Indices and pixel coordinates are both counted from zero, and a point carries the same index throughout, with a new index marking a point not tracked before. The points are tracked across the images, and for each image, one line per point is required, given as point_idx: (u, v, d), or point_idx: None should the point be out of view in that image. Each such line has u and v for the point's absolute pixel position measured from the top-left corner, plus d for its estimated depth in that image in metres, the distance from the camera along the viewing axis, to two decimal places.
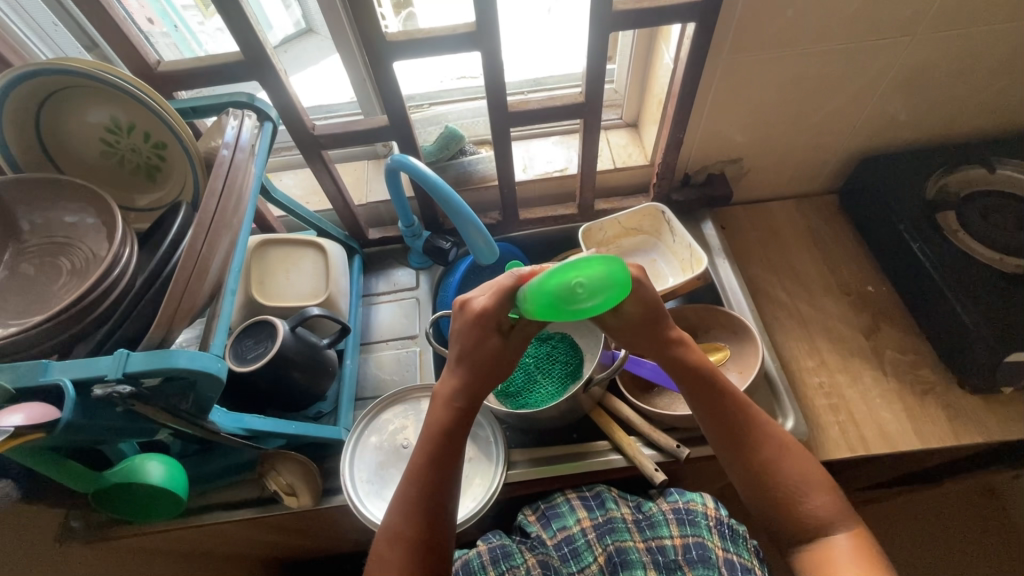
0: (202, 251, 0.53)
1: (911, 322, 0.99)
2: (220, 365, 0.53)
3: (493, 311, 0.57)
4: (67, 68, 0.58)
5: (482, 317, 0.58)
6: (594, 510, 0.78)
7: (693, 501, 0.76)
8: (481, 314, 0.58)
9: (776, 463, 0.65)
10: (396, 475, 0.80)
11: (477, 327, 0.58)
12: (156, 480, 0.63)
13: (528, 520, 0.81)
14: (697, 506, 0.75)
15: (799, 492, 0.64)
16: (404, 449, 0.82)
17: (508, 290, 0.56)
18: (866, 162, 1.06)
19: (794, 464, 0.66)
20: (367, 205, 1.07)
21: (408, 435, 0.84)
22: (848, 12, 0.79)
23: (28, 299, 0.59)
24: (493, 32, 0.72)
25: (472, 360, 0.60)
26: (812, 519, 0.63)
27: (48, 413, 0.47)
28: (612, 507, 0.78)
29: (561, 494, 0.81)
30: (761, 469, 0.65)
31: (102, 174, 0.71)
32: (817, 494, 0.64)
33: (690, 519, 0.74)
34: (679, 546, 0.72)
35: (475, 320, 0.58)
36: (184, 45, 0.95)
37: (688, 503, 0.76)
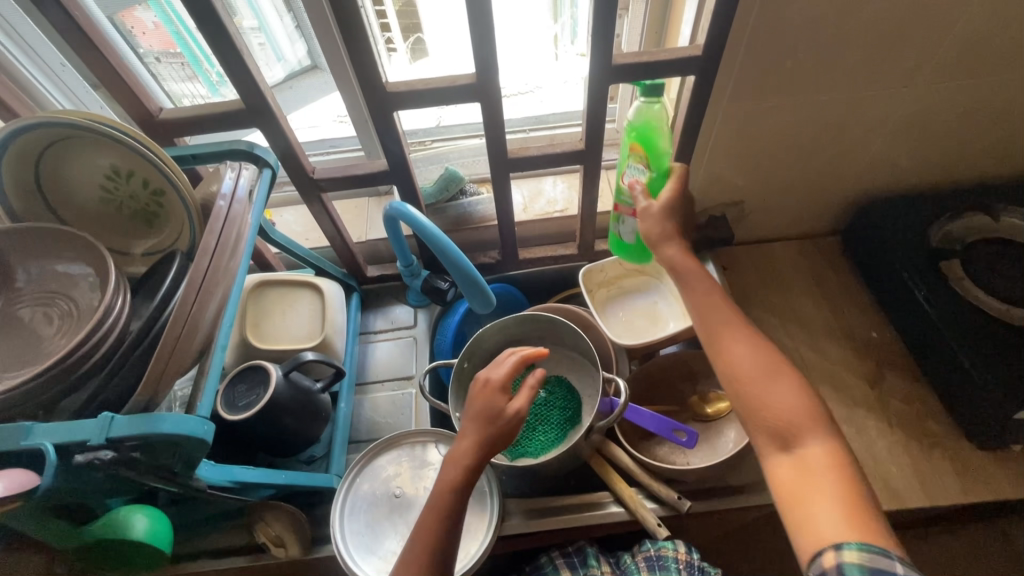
0: (192, 310, 0.52)
1: (916, 371, 0.97)
2: (206, 427, 0.52)
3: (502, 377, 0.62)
4: (67, 120, 0.59)
5: (499, 386, 0.62)
6: (576, 569, 0.82)
7: (663, 548, 0.81)
8: (492, 382, 0.62)
9: (761, 371, 0.60)
10: (387, 528, 0.79)
11: (491, 393, 0.62)
12: (141, 535, 0.61)
13: None
14: (668, 552, 0.80)
15: (776, 403, 0.58)
16: (397, 498, 0.81)
17: (519, 361, 0.63)
18: (868, 206, 1.05)
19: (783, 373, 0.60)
20: (366, 243, 1.06)
21: (402, 484, 0.82)
22: (848, 64, 0.80)
23: (18, 351, 0.58)
24: (492, 83, 0.72)
25: (490, 421, 0.60)
26: (785, 432, 0.57)
27: (29, 480, 0.45)
28: (592, 565, 0.82)
29: (546, 555, 0.85)
30: (745, 375, 0.60)
31: (100, 220, 0.70)
32: (801, 404, 0.58)
33: (659, 563, 0.79)
34: None
35: (487, 388, 0.62)
36: (194, 64, 0.94)
37: (660, 549, 0.81)
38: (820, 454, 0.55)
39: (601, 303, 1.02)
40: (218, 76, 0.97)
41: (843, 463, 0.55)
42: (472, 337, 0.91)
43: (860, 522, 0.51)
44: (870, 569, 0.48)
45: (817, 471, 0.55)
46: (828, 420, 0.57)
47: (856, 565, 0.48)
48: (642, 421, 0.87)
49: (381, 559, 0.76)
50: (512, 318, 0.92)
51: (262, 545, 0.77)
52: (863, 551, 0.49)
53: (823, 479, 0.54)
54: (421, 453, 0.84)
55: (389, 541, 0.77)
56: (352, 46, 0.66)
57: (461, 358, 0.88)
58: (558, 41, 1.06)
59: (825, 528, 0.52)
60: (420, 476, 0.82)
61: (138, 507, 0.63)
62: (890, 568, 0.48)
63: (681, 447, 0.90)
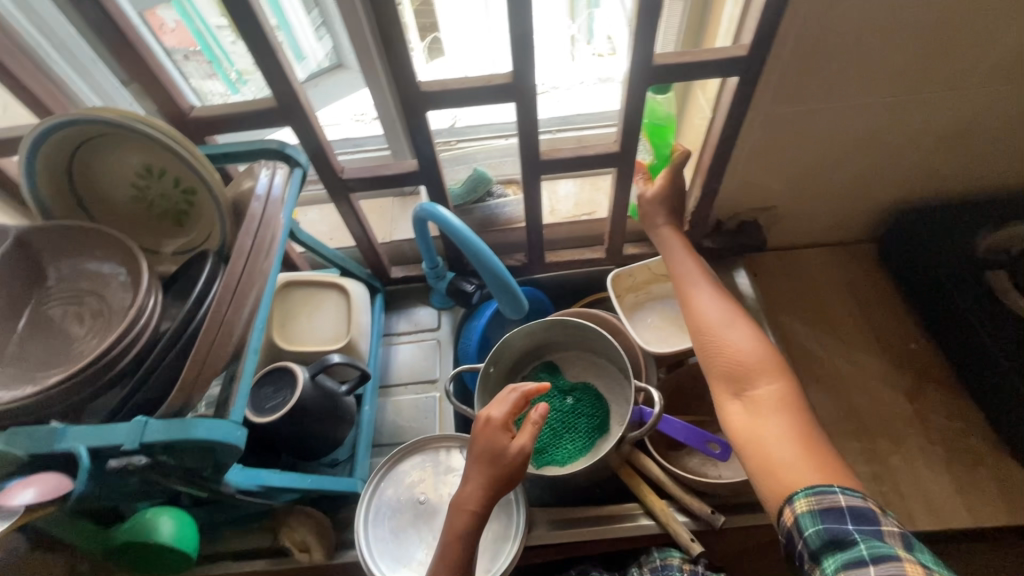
0: (227, 313, 0.51)
1: (958, 385, 0.94)
2: (239, 433, 0.51)
3: (503, 418, 0.62)
4: (102, 117, 0.58)
5: (501, 426, 0.62)
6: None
7: None
8: (495, 422, 0.62)
9: (722, 325, 0.67)
10: (412, 534, 0.77)
11: (491, 433, 0.62)
12: (168, 539, 0.60)
13: None
14: None
15: (735, 351, 0.64)
16: (422, 504, 0.79)
17: (520, 401, 0.63)
18: (908, 213, 1.01)
19: (742, 326, 0.66)
20: (391, 243, 1.05)
21: (426, 489, 0.81)
22: (897, 66, 0.77)
23: (49, 350, 0.58)
24: (529, 83, 0.70)
25: (491, 465, 0.60)
26: (742, 376, 0.63)
27: (62, 484, 0.44)
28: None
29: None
30: (707, 329, 0.67)
31: (131, 218, 0.70)
32: (757, 350, 0.64)
33: None
34: None
35: (487, 428, 0.62)
36: (215, 62, 0.95)
37: (665, 559, 0.79)
38: (772, 395, 0.61)
39: (630, 309, 1.00)
40: (237, 75, 0.99)
41: (793, 403, 0.60)
42: (499, 341, 0.89)
43: (811, 456, 0.56)
44: (820, 508, 0.52)
45: (771, 412, 0.60)
46: (780, 365, 0.63)
47: (808, 510, 0.52)
48: (673, 432, 0.84)
49: (407, 567, 0.74)
50: (539, 324, 0.90)
51: (287, 549, 0.76)
52: (810, 494, 0.53)
53: (775, 416, 0.59)
54: (445, 458, 0.83)
55: (414, 548, 0.76)
56: (389, 44, 0.64)
57: (487, 363, 0.86)
58: (574, 42, 1.06)
59: (783, 465, 0.56)
60: (444, 483, 0.81)
61: (164, 509, 0.62)
62: (835, 502, 0.52)
63: (712, 459, 0.88)
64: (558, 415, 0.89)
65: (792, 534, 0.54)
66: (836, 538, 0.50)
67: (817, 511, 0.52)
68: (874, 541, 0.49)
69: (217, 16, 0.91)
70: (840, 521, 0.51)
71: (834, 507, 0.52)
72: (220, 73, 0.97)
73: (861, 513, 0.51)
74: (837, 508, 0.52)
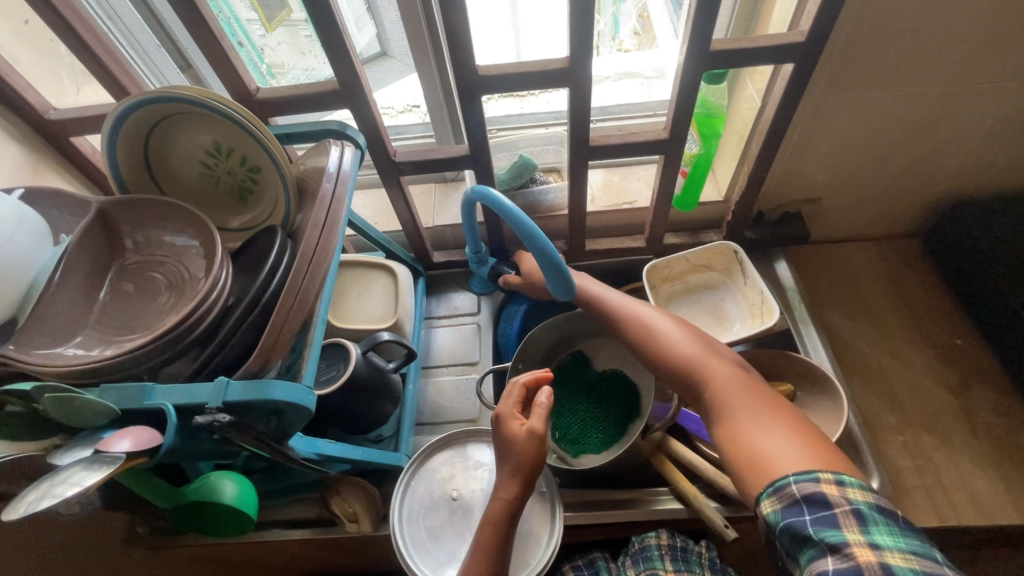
0: (303, 282, 0.54)
1: (1007, 382, 0.92)
2: (312, 397, 0.53)
3: (511, 407, 0.66)
4: (181, 95, 0.61)
5: (512, 416, 0.65)
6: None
7: (645, 538, 0.78)
8: (506, 413, 0.66)
9: (662, 334, 0.71)
10: (449, 529, 0.77)
11: (502, 421, 0.66)
12: (231, 500, 0.63)
13: None
14: (651, 540, 0.77)
15: (696, 365, 0.66)
16: (455, 501, 0.79)
17: (518, 392, 0.67)
18: (958, 207, 0.99)
19: (677, 331, 0.71)
20: (434, 228, 1.07)
21: (458, 485, 0.81)
22: (958, 54, 0.76)
23: (128, 317, 0.61)
24: (585, 68, 0.71)
25: (511, 448, 0.64)
26: (697, 374, 0.65)
27: (152, 439, 0.46)
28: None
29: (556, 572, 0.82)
30: (657, 349, 0.70)
31: (199, 195, 0.73)
32: (716, 361, 0.65)
33: (643, 555, 0.76)
34: None
35: (499, 417, 0.66)
36: (247, 55, 0.97)
37: (643, 542, 0.78)
38: (728, 381, 0.63)
39: (667, 298, 1.00)
40: (267, 68, 1.01)
41: (748, 382, 0.62)
42: (532, 333, 0.91)
43: (771, 429, 0.56)
44: (783, 503, 0.50)
45: (732, 399, 0.61)
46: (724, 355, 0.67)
47: (773, 504, 0.51)
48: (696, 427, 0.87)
49: (448, 564, 0.74)
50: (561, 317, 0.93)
51: (336, 518, 0.78)
52: (772, 492, 0.52)
53: (738, 401, 0.60)
54: (473, 454, 0.83)
55: (451, 543, 0.76)
56: (451, 27, 0.66)
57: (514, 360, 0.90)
58: (602, 37, 1.07)
59: (754, 453, 0.55)
60: (474, 478, 0.81)
61: (225, 474, 0.65)
62: (793, 495, 0.50)
63: None
64: (590, 410, 0.90)
65: (772, 536, 0.52)
66: (798, 535, 0.49)
67: (780, 510, 0.50)
68: (830, 530, 0.47)
69: (247, 10, 0.92)
70: (798, 515, 0.49)
71: (793, 502, 0.50)
72: (250, 65, 0.98)
73: (815, 500, 0.49)
74: (795, 502, 0.50)
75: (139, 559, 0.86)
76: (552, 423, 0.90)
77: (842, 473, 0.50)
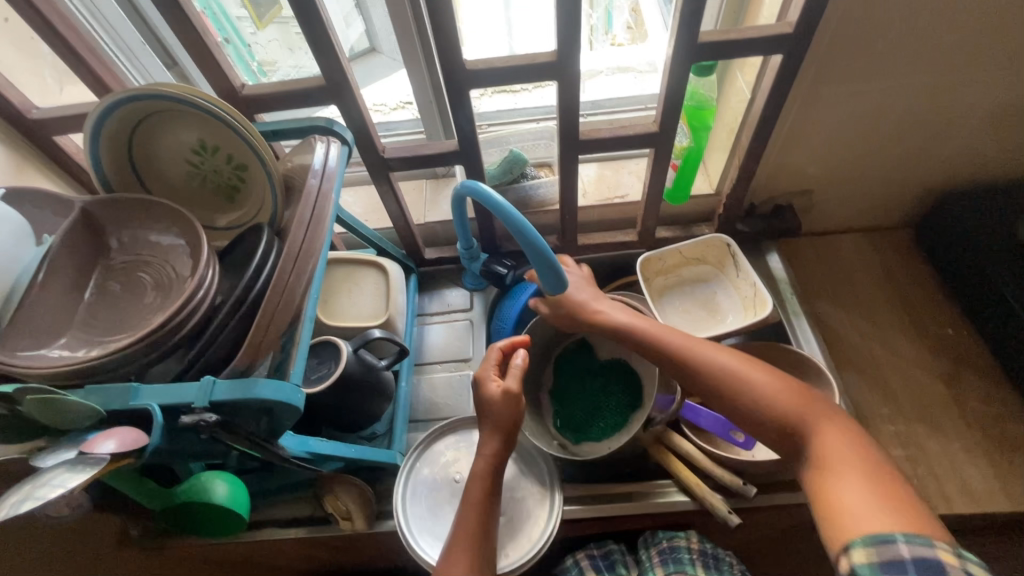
0: (289, 280, 0.54)
1: (997, 371, 0.93)
2: (300, 395, 0.53)
3: (486, 369, 0.70)
4: (164, 92, 0.60)
5: (485, 376, 0.69)
6: (602, 571, 0.79)
7: (676, 538, 0.77)
8: (483, 374, 0.70)
9: (743, 376, 0.65)
10: (449, 511, 0.77)
11: (478, 383, 0.70)
12: (222, 500, 0.62)
13: None
14: (680, 542, 0.77)
15: (798, 417, 0.62)
16: (458, 483, 0.79)
17: (495, 354, 0.71)
18: (948, 198, 0.99)
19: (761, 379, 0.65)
20: (425, 224, 1.07)
21: (461, 468, 0.81)
22: (946, 44, 0.75)
23: (113, 318, 0.60)
24: (573, 61, 0.70)
25: (488, 409, 0.68)
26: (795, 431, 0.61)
27: (139, 439, 0.46)
28: (620, 571, 0.79)
29: (571, 557, 0.82)
30: (736, 400, 0.65)
31: (186, 194, 0.72)
32: (817, 413, 0.61)
33: (673, 556, 0.75)
34: None
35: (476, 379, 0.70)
36: (236, 53, 0.96)
37: (672, 540, 0.78)
38: (834, 441, 0.58)
39: (659, 291, 1.00)
40: (258, 65, 1.01)
41: (855, 441, 0.58)
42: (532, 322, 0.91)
43: (884, 494, 0.52)
44: (880, 561, 0.47)
45: (838, 461, 0.56)
46: (825, 405, 0.62)
47: (866, 562, 0.48)
48: (699, 419, 0.87)
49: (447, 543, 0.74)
50: None
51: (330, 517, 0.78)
52: (868, 544, 0.49)
53: (844, 463, 0.56)
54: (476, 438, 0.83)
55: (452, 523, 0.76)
56: (437, 21, 0.65)
57: None
58: (593, 31, 1.09)
59: (847, 513, 0.52)
60: None
61: (218, 473, 0.64)
62: (897, 555, 0.47)
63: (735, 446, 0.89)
64: (592, 396, 0.90)
65: None
66: None
67: (877, 564, 0.47)
68: None
69: (238, 8, 0.92)
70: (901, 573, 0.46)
71: (896, 559, 0.47)
72: (241, 64, 0.98)
73: (926, 563, 0.46)
74: (897, 559, 0.47)
75: (133, 561, 0.86)
76: (553, 411, 0.91)
77: (960, 546, 0.47)
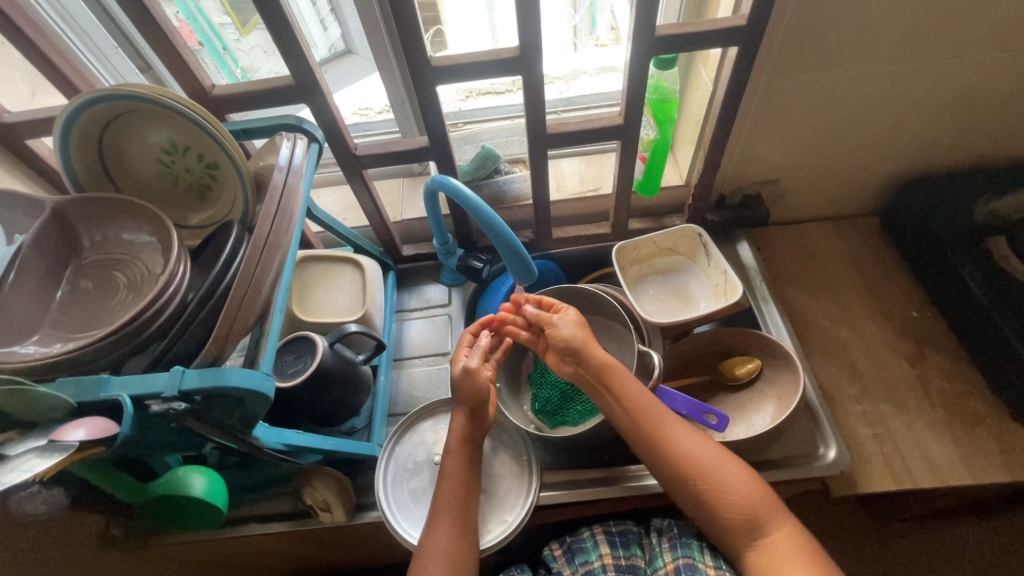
0: (256, 271, 0.55)
1: (958, 350, 0.96)
2: (269, 383, 0.54)
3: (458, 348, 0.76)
4: (131, 93, 0.61)
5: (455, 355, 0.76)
6: (617, 548, 0.75)
7: (686, 527, 0.74)
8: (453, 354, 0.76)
9: (717, 463, 0.67)
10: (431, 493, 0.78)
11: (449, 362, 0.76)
12: (200, 493, 0.63)
13: (552, 555, 0.78)
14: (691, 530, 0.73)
15: (754, 514, 0.64)
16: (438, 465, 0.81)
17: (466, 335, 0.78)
18: (909, 184, 1.02)
19: (734, 469, 0.67)
20: (402, 222, 1.08)
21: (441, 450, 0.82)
22: (895, 34, 0.78)
23: (86, 315, 0.61)
24: (535, 56, 0.72)
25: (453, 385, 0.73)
26: (750, 524, 0.64)
27: (109, 428, 0.48)
28: (636, 552, 0.75)
29: (586, 528, 0.78)
30: (705, 485, 0.66)
31: (159, 194, 0.73)
32: (776, 516, 0.64)
33: (681, 542, 0.72)
34: (670, 571, 0.69)
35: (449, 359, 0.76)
36: (218, 59, 0.97)
37: (684, 529, 0.74)
38: (785, 542, 0.62)
39: (634, 281, 1.02)
40: (241, 71, 1.01)
41: (806, 544, 0.62)
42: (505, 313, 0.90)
43: None
44: None
45: (790, 560, 0.61)
46: (784, 508, 0.65)
47: None
48: (674, 404, 0.83)
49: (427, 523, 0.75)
50: (548, 292, 0.93)
51: (309, 509, 0.79)
52: None
53: (797, 562, 0.60)
54: None
55: None
56: (400, 19, 0.67)
57: None
58: (577, 33, 1.08)
59: None
60: None
61: (196, 468, 0.65)
62: None
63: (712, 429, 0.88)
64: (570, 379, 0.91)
65: None
66: None
67: None
68: None
69: (220, 15, 0.92)
70: None
71: None
72: (223, 69, 0.98)
73: None
74: None
75: (116, 561, 0.86)
76: (532, 394, 0.92)
77: None
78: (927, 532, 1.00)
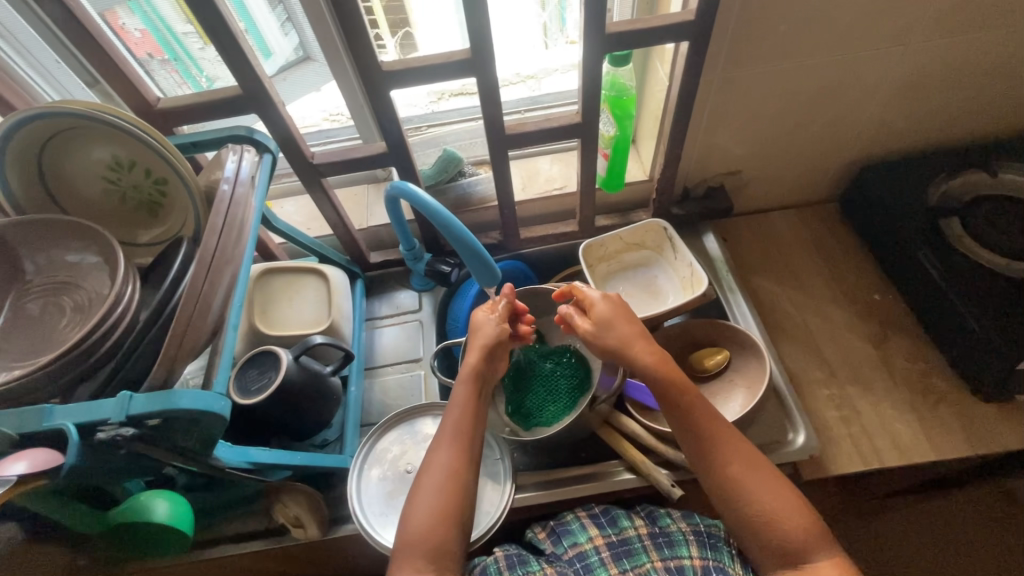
0: (203, 289, 0.53)
1: (919, 329, 0.98)
2: (223, 403, 0.53)
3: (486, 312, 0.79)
4: (67, 109, 0.59)
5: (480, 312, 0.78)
6: (606, 528, 0.74)
7: (713, 526, 0.73)
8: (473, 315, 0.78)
9: (763, 477, 0.65)
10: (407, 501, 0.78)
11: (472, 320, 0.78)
12: (163, 519, 0.61)
13: (539, 538, 0.77)
14: (718, 531, 0.73)
15: (797, 538, 0.62)
16: (409, 474, 0.80)
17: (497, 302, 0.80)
18: (867, 169, 1.04)
19: (780, 486, 0.65)
20: (368, 229, 1.07)
21: (412, 460, 0.81)
22: (842, 23, 0.80)
23: (31, 341, 0.59)
24: (487, 57, 0.72)
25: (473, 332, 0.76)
26: (793, 549, 0.62)
27: (52, 459, 0.47)
28: (625, 525, 0.74)
29: (571, 513, 0.78)
30: (751, 496, 0.64)
31: (106, 212, 0.71)
32: (821, 544, 0.62)
33: (710, 542, 0.70)
34: (698, 567, 0.68)
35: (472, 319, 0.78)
36: (185, 70, 0.95)
37: (709, 526, 0.73)
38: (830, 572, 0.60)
39: (602, 278, 1.03)
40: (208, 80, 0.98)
41: None
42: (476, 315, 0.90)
43: None
44: None
45: None
46: (832, 539, 0.62)
47: None
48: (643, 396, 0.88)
49: None
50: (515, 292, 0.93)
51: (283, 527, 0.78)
52: None
53: None
54: (422, 427, 0.84)
55: None
56: (347, 25, 0.66)
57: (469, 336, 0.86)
58: (547, 31, 1.08)
59: None
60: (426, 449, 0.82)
61: (160, 492, 0.63)
62: None
63: None
64: (542, 380, 0.90)
65: None
66: None
67: None
68: None
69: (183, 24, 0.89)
70: None
71: None
72: (189, 81, 0.96)
73: None
74: None
75: None
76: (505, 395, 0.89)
77: None
78: (898, 509, 1.02)
